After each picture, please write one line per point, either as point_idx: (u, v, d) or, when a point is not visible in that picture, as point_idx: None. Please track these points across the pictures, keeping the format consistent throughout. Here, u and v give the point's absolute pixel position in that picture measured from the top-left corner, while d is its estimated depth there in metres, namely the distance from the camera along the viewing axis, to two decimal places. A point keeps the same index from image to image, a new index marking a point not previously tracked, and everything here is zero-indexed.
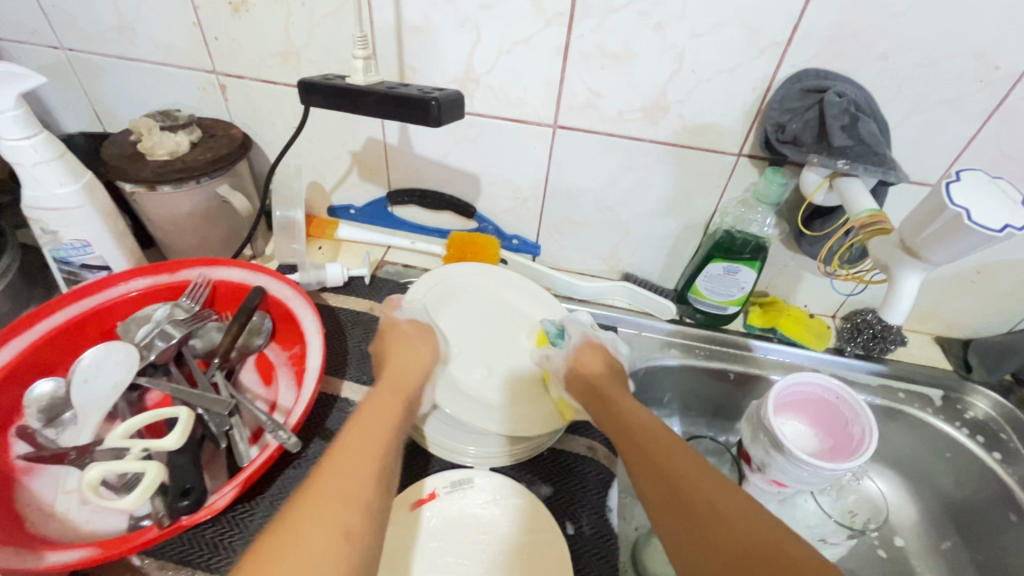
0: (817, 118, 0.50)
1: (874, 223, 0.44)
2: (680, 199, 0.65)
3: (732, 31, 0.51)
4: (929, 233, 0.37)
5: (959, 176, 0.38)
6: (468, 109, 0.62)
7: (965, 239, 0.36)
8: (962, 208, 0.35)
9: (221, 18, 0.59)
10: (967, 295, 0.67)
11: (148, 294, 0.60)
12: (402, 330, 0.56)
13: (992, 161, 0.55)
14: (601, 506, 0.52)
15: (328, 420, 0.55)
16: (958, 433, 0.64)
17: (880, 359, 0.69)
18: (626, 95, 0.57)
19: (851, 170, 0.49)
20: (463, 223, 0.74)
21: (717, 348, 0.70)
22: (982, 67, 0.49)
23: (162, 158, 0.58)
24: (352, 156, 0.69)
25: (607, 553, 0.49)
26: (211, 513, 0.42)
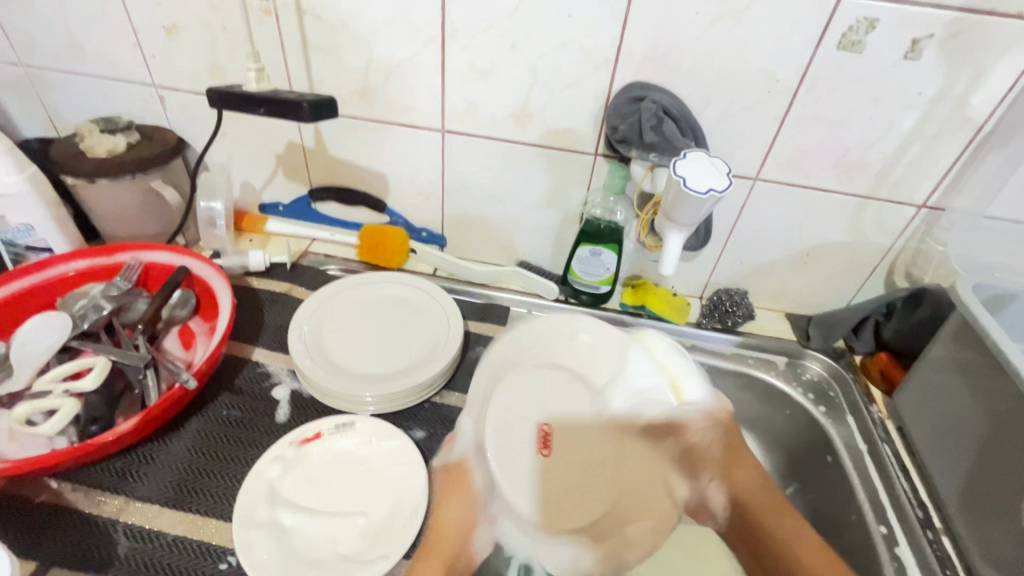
0: (637, 121, 0.62)
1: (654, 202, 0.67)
2: (555, 193, 0.76)
3: (571, 52, 0.63)
4: (671, 197, 0.55)
5: (685, 155, 0.54)
6: (369, 116, 0.73)
7: (688, 199, 0.53)
8: (678, 176, 0.52)
9: (158, 39, 0.70)
10: (804, 275, 0.78)
11: (84, 274, 0.68)
12: (443, 477, 0.57)
13: (794, 158, 0.66)
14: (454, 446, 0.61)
15: (237, 377, 0.64)
16: (795, 392, 0.75)
17: (734, 331, 0.79)
18: (496, 104, 0.69)
19: (661, 161, 0.64)
20: (377, 217, 0.84)
21: (596, 323, 0.80)
22: (767, 80, 0.61)
23: (100, 155, 0.68)
24: (277, 158, 0.80)
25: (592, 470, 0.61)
26: (114, 437, 0.51)
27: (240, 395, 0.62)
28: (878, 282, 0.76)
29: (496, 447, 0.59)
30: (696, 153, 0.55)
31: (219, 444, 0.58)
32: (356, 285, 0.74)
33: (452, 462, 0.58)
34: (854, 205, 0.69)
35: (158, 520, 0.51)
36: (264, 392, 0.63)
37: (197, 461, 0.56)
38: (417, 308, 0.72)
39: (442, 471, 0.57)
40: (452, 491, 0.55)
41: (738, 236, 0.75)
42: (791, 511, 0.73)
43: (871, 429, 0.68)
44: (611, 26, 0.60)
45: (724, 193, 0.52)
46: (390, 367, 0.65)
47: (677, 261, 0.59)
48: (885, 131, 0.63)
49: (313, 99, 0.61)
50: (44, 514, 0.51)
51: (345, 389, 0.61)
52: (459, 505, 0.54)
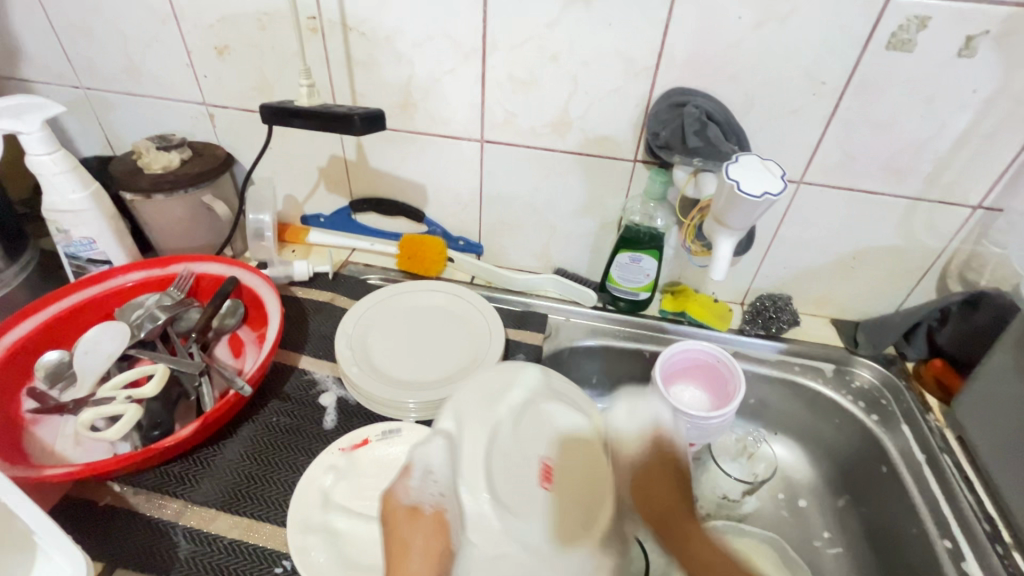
0: (679, 127, 0.62)
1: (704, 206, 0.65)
2: (593, 201, 0.76)
3: (612, 60, 0.63)
4: (725, 202, 0.54)
5: (738, 159, 0.54)
6: (410, 128, 0.74)
7: (743, 204, 0.52)
8: (731, 180, 0.51)
9: (210, 60, 0.73)
10: (852, 280, 0.76)
11: (140, 285, 0.71)
12: (403, 518, 0.46)
13: (840, 160, 0.65)
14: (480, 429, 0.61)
15: (285, 385, 0.66)
16: (844, 399, 0.72)
17: (779, 337, 0.77)
18: (535, 113, 0.69)
19: (706, 166, 0.63)
20: (415, 227, 0.86)
21: (635, 331, 0.79)
22: (812, 83, 0.60)
23: (156, 171, 0.71)
24: (320, 171, 0.82)
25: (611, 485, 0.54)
26: (175, 441, 0.53)
27: (289, 403, 0.64)
28: (930, 285, 0.74)
29: (472, 467, 0.52)
30: (750, 156, 0.54)
31: (269, 450, 0.59)
32: (397, 293, 0.75)
33: (417, 503, 0.47)
34: (904, 208, 0.67)
35: (215, 524, 0.52)
36: (312, 399, 0.64)
37: (250, 466, 0.57)
38: (455, 317, 0.73)
39: (403, 513, 0.46)
40: (411, 539, 0.45)
41: (781, 241, 0.73)
42: (844, 523, 0.70)
43: (929, 439, 0.66)
44: (653, 33, 0.60)
45: (779, 196, 0.51)
46: (434, 375, 0.66)
47: (728, 265, 0.57)
48: (936, 132, 0.61)
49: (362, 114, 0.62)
50: (106, 516, 0.52)
51: (390, 395, 0.62)
52: (421, 557, 0.44)
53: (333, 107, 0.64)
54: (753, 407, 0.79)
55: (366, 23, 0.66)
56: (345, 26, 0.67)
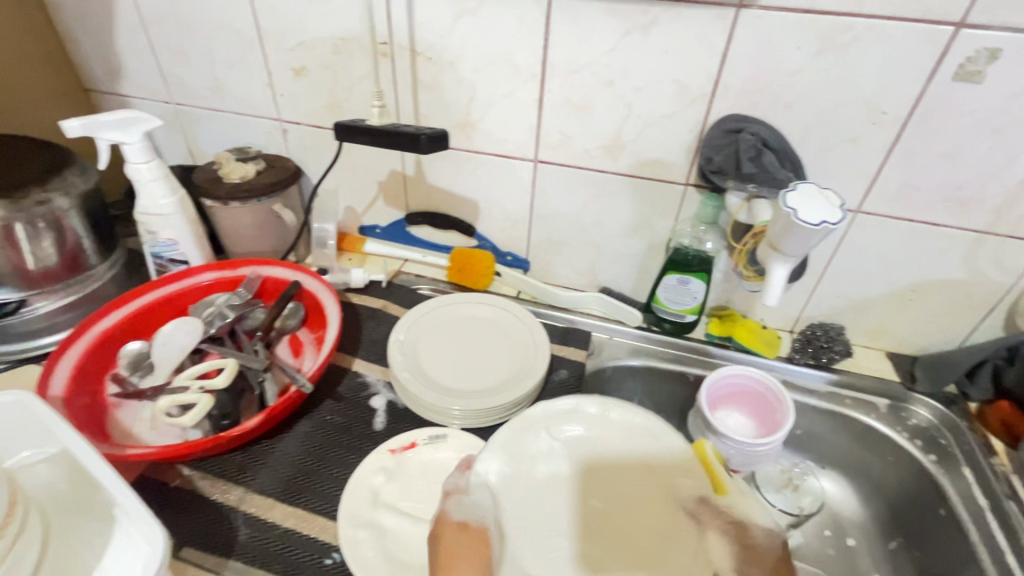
0: (734, 153, 0.63)
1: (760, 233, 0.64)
2: (641, 222, 0.77)
3: (668, 86, 0.65)
4: (779, 227, 0.54)
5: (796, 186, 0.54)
6: (467, 147, 0.78)
7: (799, 230, 0.52)
8: (789, 207, 0.51)
9: (288, 80, 0.79)
10: (910, 313, 0.73)
11: (213, 284, 0.77)
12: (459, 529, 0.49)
13: (901, 190, 0.64)
14: None
15: (339, 385, 0.69)
16: (899, 436, 0.70)
17: (830, 368, 0.76)
18: (588, 136, 0.71)
19: (760, 192, 0.64)
20: (466, 241, 0.89)
21: (679, 353, 0.79)
22: (873, 114, 0.60)
23: (235, 180, 0.78)
24: (379, 185, 0.86)
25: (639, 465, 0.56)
26: (242, 432, 0.57)
27: (343, 403, 0.67)
28: (997, 322, 0.71)
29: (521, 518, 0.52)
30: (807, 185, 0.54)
31: (323, 446, 0.62)
32: (449, 304, 0.78)
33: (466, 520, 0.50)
34: (969, 241, 0.65)
35: (272, 512, 0.56)
36: (363, 401, 0.68)
37: (305, 460, 0.60)
38: (502, 329, 0.75)
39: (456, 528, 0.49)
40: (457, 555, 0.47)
41: (835, 269, 0.72)
42: (895, 567, 0.68)
43: (993, 483, 0.62)
44: (710, 61, 0.62)
45: (838, 225, 0.51)
46: (481, 384, 0.68)
47: (781, 292, 0.57)
48: (1005, 165, 0.60)
49: (430, 134, 0.65)
50: (176, 497, 0.56)
51: (438, 400, 0.64)
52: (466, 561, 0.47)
53: (402, 127, 0.68)
54: (800, 439, 0.77)
55: (433, 49, 0.70)
56: (413, 51, 0.71)
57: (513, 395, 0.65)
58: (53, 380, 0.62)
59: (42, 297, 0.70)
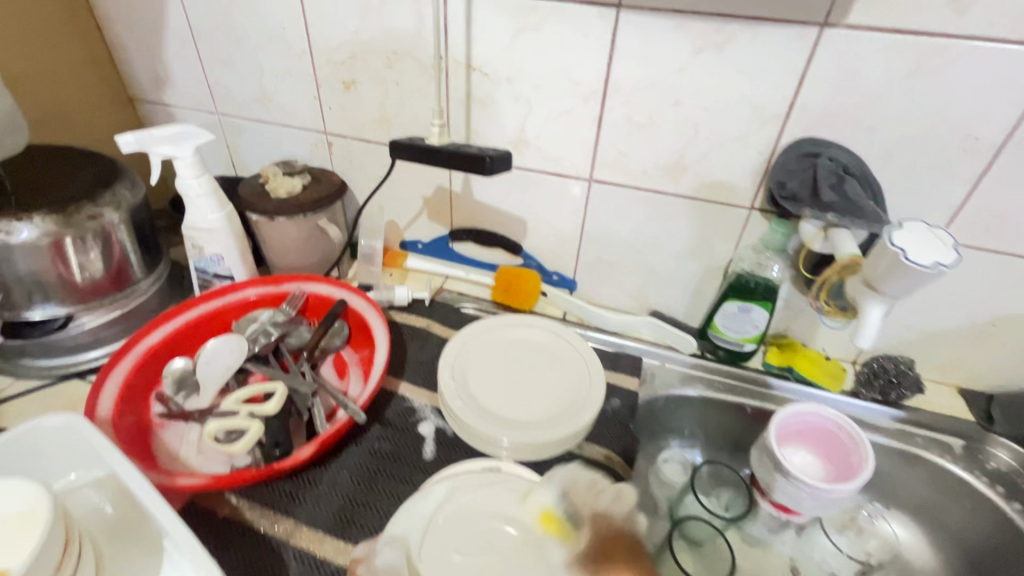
0: (811, 178, 0.59)
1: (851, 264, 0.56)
2: (699, 245, 0.74)
3: (739, 106, 0.62)
4: (884, 268, 0.49)
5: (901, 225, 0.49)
6: (519, 164, 0.75)
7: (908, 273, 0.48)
8: (899, 248, 0.47)
9: (338, 93, 0.78)
10: (987, 349, 0.69)
11: (257, 300, 0.75)
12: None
13: (988, 220, 0.60)
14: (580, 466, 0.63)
15: (386, 410, 0.67)
16: (978, 481, 0.65)
17: (897, 405, 0.71)
18: (649, 156, 0.68)
19: (841, 223, 0.59)
20: (510, 259, 0.86)
21: (735, 383, 0.76)
22: (963, 140, 0.56)
23: (281, 195, 0.76)
24: (424, 200, 0.84)
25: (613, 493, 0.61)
26: (294, 463, 0.55)
27: (390, 429, 0.65)
28: None
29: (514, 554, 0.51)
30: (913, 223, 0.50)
31: (372, 476, 0.60)
32: (495, 326, 0.75)
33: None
34: None
35: (323, 546, 0.53)
36: (411, 427, 0.65)
37: (355, 490, 0.58)
38: (550, 355, 0.72)
39: None
40: None
41: (909, 301, 0.68)
42: None
43: None
44: (786, 81, 0.58)
45: (953, 268, 0.47)
46: (532, 414, 0.65)
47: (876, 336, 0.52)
48: None
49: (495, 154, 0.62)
50: (224, 527, 0.54)
51: (492, 431, 0.62)
52: None
53: (464, 147, 0.65)
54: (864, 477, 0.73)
55: (490, 64, 0.68)
56: (468, 66, 0.69)
57: (566, 428, 0.63)
58: (100, 400, 0.61)
59: (89, 312, 0.69)
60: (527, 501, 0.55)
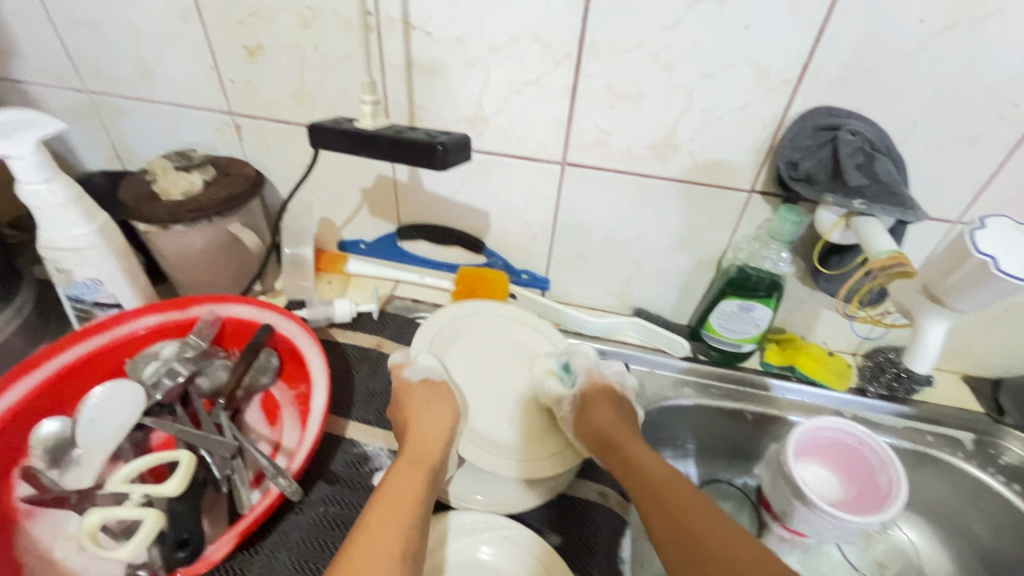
0: (830, 157, 0.50)
1: (894, 264, 0.46)
2: (691, 235, 0.64)
3: (745, 70, 0.51)
4: (957, 278, 0.41)
5: (984, 225, 0.42)
6: (477, 147, 0.62)
7: (992, 285, 0.40)
8: (987, 256, 0.39)
9: (239, 62, 0.61)
10: (998, 334, 0.64)
11: (155, 331, 0.60)
12: (419, 388, 0.55)
13: (1015, 198, 0.53)
14: (569, 512, 0.53)
15: (331, 462, 0.54)
16: (993, 479, 0.60)
17: (904, 400, 0.66)
18: (634, 133, 0.57)
19: (868, 211, 0.49)
20: (472, 258, 0.74)
21: (733, 387, 0.67)
22: (998, 108, 0.48)
23: (176, 198, 0.59)
24: (363, 192, 0.70)
25: (611, 542, 0.51)
26: (206, 567, 0.41)
27: (339, 486, 0.53)
28: None
29: None
30: (997, 220, 0.42)
31: (318, 554, 0.48)
32: (442, 336, 0.62)
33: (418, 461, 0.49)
34: None
35: None
36: (366, 481, 0.53)
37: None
38: (512, 362, 0.62)
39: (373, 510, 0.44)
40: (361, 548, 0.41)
41: None
42: None
43: None
44: (801, 39, 0.48)
45: None
46: (506, 454, 0.55)
47: (936, 353, 0.46)
48: None
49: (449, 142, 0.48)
50: None
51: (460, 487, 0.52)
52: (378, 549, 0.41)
53: (408, 134, 0.51)
54: None
55: (434, 21, 0.54)
56: (407, 24, 0.55)
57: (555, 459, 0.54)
58: None
59: None
60: (515, 548, 0.48)
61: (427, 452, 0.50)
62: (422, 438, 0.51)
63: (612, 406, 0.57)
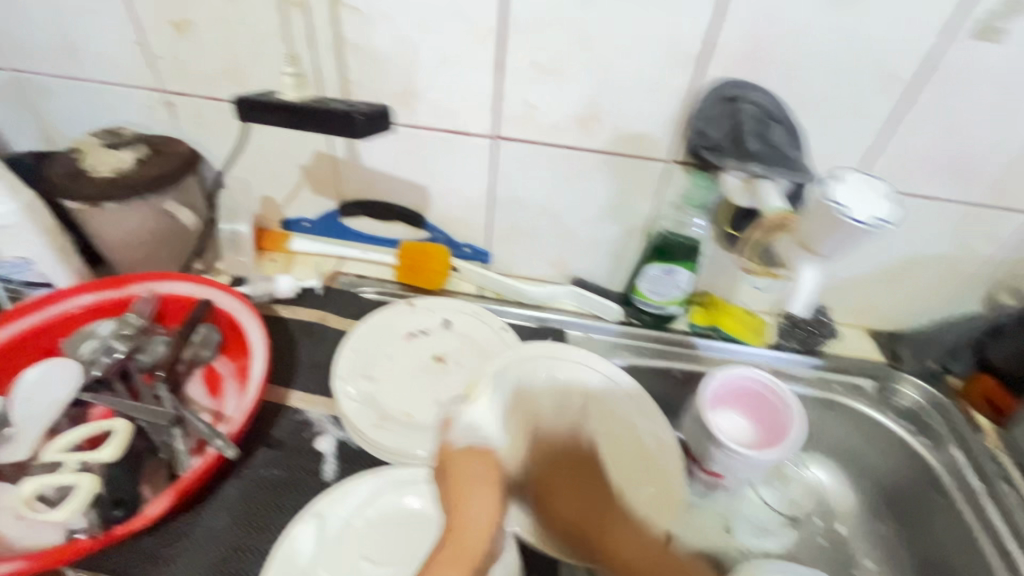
0: (732, 126, 0.53)
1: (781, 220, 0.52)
2: (619, 204, 0.67)
3: (655, 45, 0.54)
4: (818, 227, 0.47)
5: (838, 175, 0.47)
6: (411, 122, 0.64)
7: (843, 230, 0.46)
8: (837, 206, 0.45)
9: (166, 38, 0.61)
10: (895, 290, 0.70)
11: (91, 310, 0.60)
12: (468, 459, 0.43)
13: (901, 162, 0.58)
14: None
15: (273, 428, 0.56)
16: (887, 419, 0.68)
17: (815, 352, 0.72)
18: (559, 107, 0.60)
19: (767, 174, 0.52)
20: (414, 233, 0.76)
21: (662, 347, 0.72)
22: (879, 79, 0.53)
23: (105, 174, 0.59)
24: (302, 169, 0.71)
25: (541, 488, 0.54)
26: (144, 522, 0.43)
27: (280, 451, 0.54)
28: (977, 296, 0.69)
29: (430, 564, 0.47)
30: (851, 172, 0.47)
31: (258, 514, 0.50)
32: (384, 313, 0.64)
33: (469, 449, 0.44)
34: (962, 214, 0.61)
35: None
36: (306, 445, 0.55)
37: (237, 535, 0.48)
38: (528, 369, 0.51)
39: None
40: None
41: None
42: (890, 553, 0.65)
43: (985, 464, 0.62)
44: (703, 15, 0.51)
45: (892, 223, 0.45)
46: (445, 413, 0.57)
47: (811, 297, 0.52)
48: (1012, 134, 0.55)
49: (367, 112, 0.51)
50: None
51: (400, 444, 0.54)
52: None
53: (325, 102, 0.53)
54: None
55: None
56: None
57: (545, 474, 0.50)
58: None
59: None
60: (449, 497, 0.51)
61: (472, 537, 0.39)
62: (468, 514, 0.41)
63: (579, 486, 0.53)
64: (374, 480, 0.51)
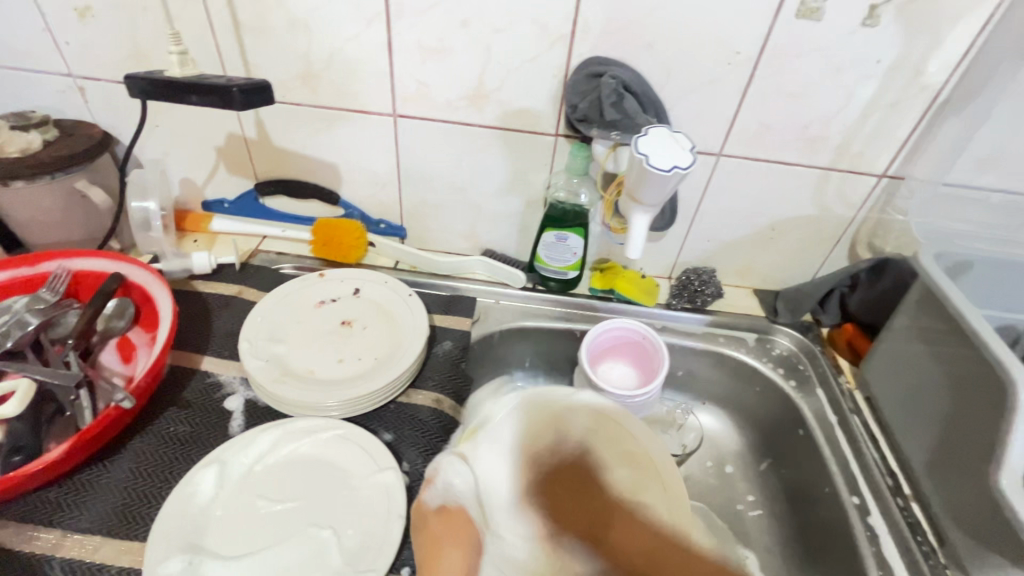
0: (597, 99, 0.61)
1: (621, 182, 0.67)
2: (516, 177, 0.73)
3: (527, 26, 0.59)
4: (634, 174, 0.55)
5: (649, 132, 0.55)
6: (315, 102, 0.68)
7: (651, 176, 0.53)
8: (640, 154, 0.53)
9: (70, 23, 0.63)
10: (771, 250, 0.77)
11: (2, 286, 0.62)
12: (436, 520, 0.49)
13: (756, 131, 0.65)
14: (402, 412, 0.60)
15: (184, 390, 0.60)
16: (764, 366, 0.74)
17: (704, 310, 0.78)
18: (449, 85, 0.65)
19: (623, 140, 0.63)
20: (331, 211, 0.80)
21: (565, 310, 0.78)
22: (726, 55, 0.59)
23: (11, 154, 0.62)
24: (217, 150, 0.74)
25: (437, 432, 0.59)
26: (43, 466, 0.47)
27: (189, 410, 0.58)
28: (842, 253, 0.76)
29: (325, 502, 0.52)
30: (660, 129, 0.55)
31: (164, 464, 0.53)
32: (293, 288, 0.69)
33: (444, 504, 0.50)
34: (817, 178, 0.68)
35: (99, 552, 0.47)
36: (216, 404, 0.59)
37: (141, 483, 0.52)
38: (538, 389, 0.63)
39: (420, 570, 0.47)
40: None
41: (704, 214, 0.74)
42: (766, 486, 0.73)
43: (840, 401, 0.69)
44: None
45: (688, 168, 0.53)
46: (347, 370, 0.61)
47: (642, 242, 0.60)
48: (846, 103, 0.62)
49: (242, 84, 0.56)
50: None
51: (303, 398, 0.57)
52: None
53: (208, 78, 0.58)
54: (681, 379, 0.80)
55: None
56: None
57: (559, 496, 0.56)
58: None
59: None
60: (346, 444, 0.55)
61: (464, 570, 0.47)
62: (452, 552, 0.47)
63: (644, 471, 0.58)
64: (277, 430, 0.56)
